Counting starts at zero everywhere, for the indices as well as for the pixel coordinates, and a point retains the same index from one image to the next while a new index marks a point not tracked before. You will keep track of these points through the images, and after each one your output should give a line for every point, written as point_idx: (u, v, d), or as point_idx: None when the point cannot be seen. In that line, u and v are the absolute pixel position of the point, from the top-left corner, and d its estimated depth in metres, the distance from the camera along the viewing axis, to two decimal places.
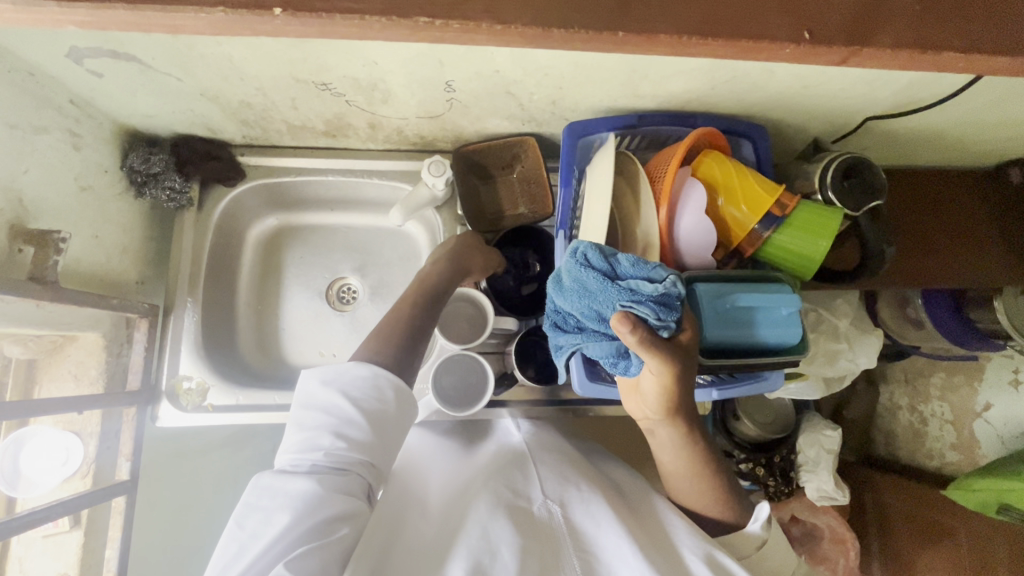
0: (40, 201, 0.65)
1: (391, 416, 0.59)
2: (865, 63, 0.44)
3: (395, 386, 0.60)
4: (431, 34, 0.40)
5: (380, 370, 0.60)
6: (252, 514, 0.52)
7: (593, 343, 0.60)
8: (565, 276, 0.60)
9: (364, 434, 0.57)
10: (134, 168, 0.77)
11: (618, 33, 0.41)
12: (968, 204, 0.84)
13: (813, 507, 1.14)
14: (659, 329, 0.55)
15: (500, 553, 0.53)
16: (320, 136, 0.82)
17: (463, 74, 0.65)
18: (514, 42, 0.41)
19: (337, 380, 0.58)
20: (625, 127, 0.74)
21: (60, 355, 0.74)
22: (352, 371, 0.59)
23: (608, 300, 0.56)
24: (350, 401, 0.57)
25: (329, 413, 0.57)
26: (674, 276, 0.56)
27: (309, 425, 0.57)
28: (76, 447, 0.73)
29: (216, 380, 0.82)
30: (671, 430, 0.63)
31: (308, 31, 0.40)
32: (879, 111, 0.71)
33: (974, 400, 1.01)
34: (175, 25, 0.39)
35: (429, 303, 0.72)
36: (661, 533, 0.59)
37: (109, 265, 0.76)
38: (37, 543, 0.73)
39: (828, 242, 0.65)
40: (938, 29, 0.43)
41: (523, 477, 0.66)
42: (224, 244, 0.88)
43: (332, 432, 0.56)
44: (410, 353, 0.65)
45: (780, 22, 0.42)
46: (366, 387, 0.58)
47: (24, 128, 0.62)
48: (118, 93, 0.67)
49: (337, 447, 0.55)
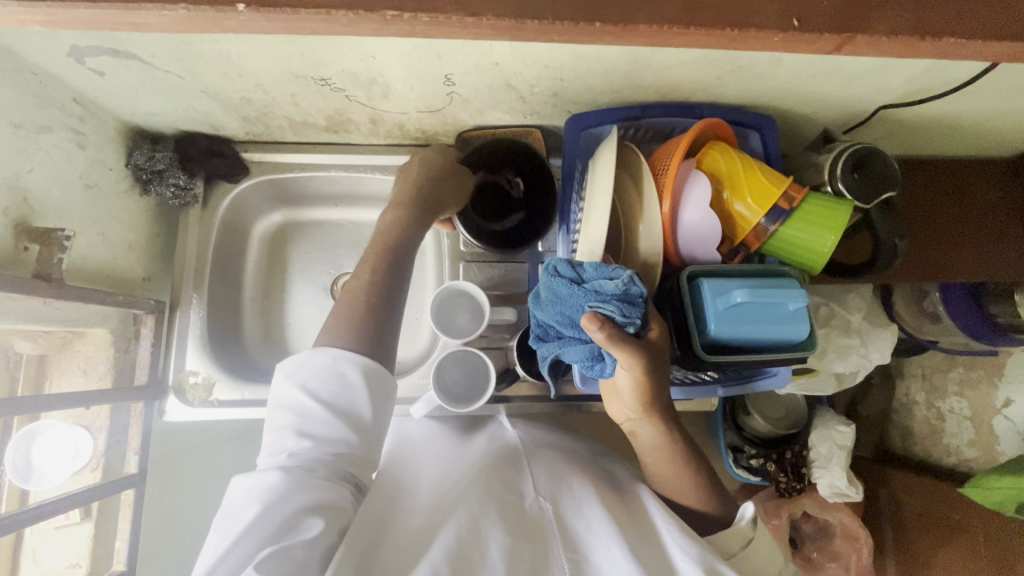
0: (46, 199, 0.65)
1: (357, 402, 0.57)
2: (862, 51, 0.42)
3: (356, 370, 0.57)
4: (402, 27, 0.40)
5: (340, 354, 0.57)
6: (228, 516, 0.54)
7: (570, 347, 0.61)
8: (541, 289, 0.61)
9: (328, 427, 0.56)
10: (139, 165, 0.78)
11: (597, 23, 0.40)
12: (988, 196, 0.81)
13: (824, 503, 1.12)
14: (625, 325, 0.55)
15: (489, 550, 0.53)
16: (322, 132, 0.82)
17: (461, 67, 0.64)
18: (490, 34, 0.40)
19: (296, 374, 0.58)
20: (629, 119, 0.73)
21: (70, 351, 0.75)
22: (309, 363, 0.58)
23: (576, 305, 0.57)
24: (310, 394, 0.56)
25: (293, 408, 0.57)
26: (637, 274, 0.56)
27: (279, 424, 0.58)
28: (86, 440, 0.74)
29: (222, 374, 0.83)
30: (649, 426, 0.63)
31: (274, 26, 0.40)
32: (891, 100, 0.68)
33: (993, 395, 0.98)
34: (141, 23, 0.39)
35: (405, 262, 0.65)
36: (651, 531, 0.58)
37: (116, 262, 0.77)
38: (50, 533, 0.75)
39: (836, 237, 0.63)
40: (942, 15, 0.41)
41: (517, 475, 0.66)
42: (229, 240, 0.89)
43: (295, 430, 0.56)
44: (375, 322, 0.60)
45: (771, 9, 0.40)
46: (323, 375, 0.57)
47: (28, 127, 0.62)
48: (121, 92, 0.68)
49: (303, 446, 0.56)
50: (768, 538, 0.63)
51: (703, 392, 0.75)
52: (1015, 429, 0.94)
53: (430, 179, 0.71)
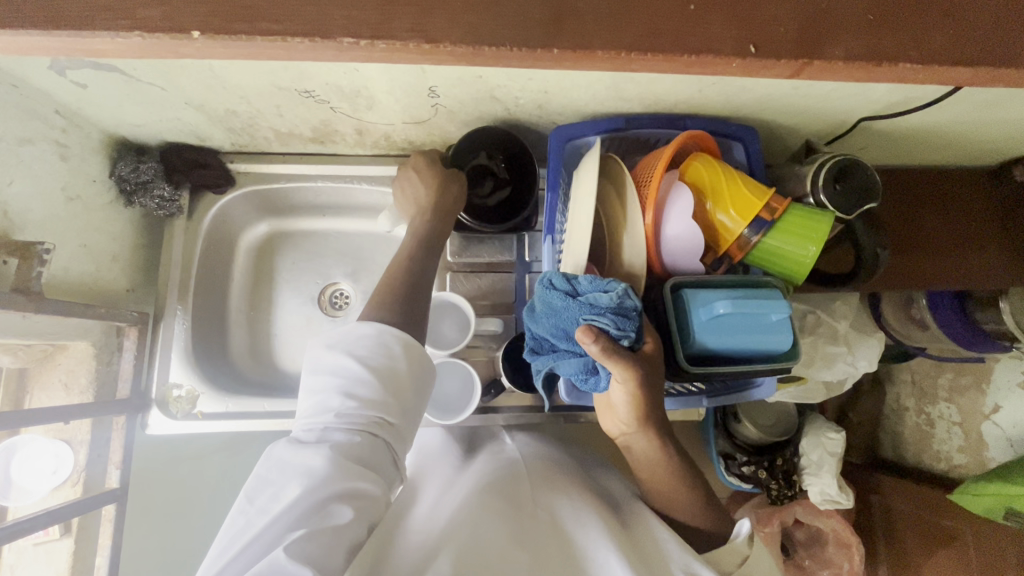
0: (26, 212, 0.65)
1: (402, 373, 0.58)
2: (819, 74, 0.43)
3: (401, 342, 0.59)
4: (359, 54, 0.40)
5: (384, 328, 0.59)
6: (264, 485, 0.52)
7: (564, 361, 0.60)
8: (536, 302, 0.62)
9: (374, 392, 0.56)
10: (123, 177, 0.77)
11: (553, 49, 0.40)
12: (970, 206, 0.82)
13: (816, 511, 1.11)
14: (619, 338, 0.55)
15: (490, 556, 0.53)
16: (308, 142, 0.82)
17: (445, 80, 0.64)
18: (453, 58, 0.41)
19: (342, 343, 0.58)
20: (612, 130, 0.72)
21: (51, 364, 0.74)
22: (355, 334, 0.59)
23: (571, 317, 0.58)
24: (356, 360, 0.57)
25: (337, 374, 0.57)
26: (630, 287, 0.56)
27: (318, 388, 0.57)
28: (66, 454, 0.72)
29: (206, 387, 0.82)
30: (644, 441, 0.62)
31: (230, 53, 0.40)
32: (873, 112, 0.69)
33: (981, 401, 0.99)
34: (98, 50, 0.40)
35: (430, 263, 0.70)
36: (647, 541, 0.59)
37: (100, 274, 0.76)
38: (28, 551, 0.72)
39: (819, 247, 0.63)
40: (894, 38, 0.42)
41: (514, 487, 0.66)
42: (216, 251, 0.88)
43: (342, 391, 0.56)
44: (407, 308, 0.64)
45: (727, 34, 0.41)
46: (370, 344, 0.58)
47: (9, 139, 0.62)
48: (104, 104, 0.68)
49: (348, 407, 0.55)
50: (765, 556, 0.62)
51: (689, 403, 0.75)
52: (1003, 434, 0.95)
53: (442, 189, 0.75)
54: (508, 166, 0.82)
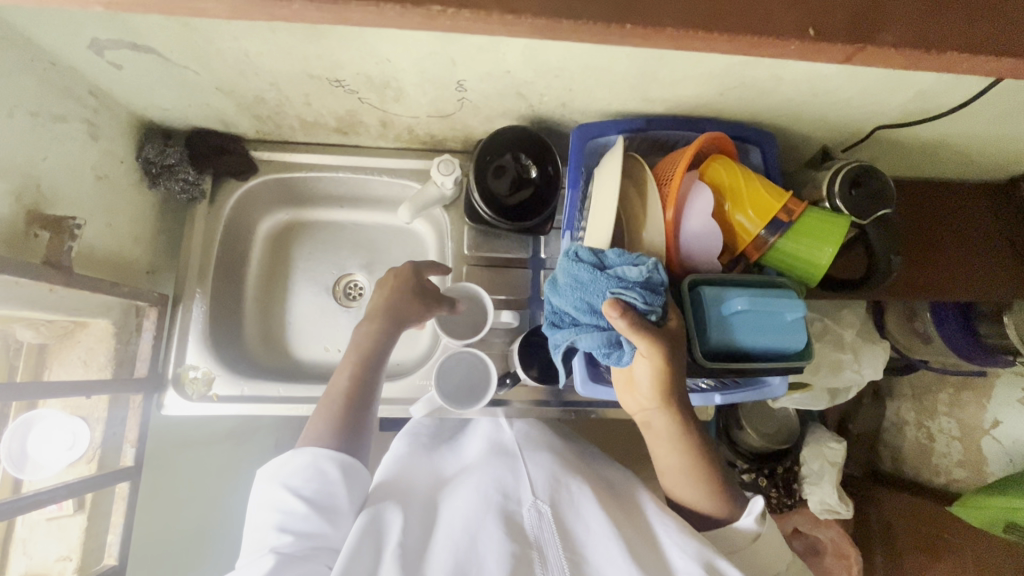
0: (57, 188, 0.65)
1: (338, 497, 0.60)
2: (871, 63, 0.44)
3: (336, 463, 0.61)
4: (442, 23, 0.40)
5: (320, 452, 0.62)
6: None
7: (586, 334, 0.62)
8: (560, 275, 0.63)
9: (311, 520, 0.58)
10: (149, 159, 0.78)
11: (626, 24, 0.40)
12: (980, 218, 0.83)
13: (816, 521, 1.12)
14: (647, 313, 0.58)
15: (486, 564, 0.54)
16: (332, 133, 0.83)
17: (474, 74, 0.66)
18: (525, 32, 0.41)
19: (278, 476, 0.60)
20: (633, 130, 0.74)
21: (70, 342, 0.73)
22: (291, 464, 0.61)
23: (598, 290, 0.60)
24: (292, 493, 0.59)
25: (275, 510, 0.59)
26: (659, 263, 0.59)
27: (259, 530, 0.58)
28: (82, 431, 0.72)
29: (223, 370, 0.83)
30: (665, 418, 0.65)
31: (325, 16, 0.39)
32: (887, 121, 0.71)
33: (981, 416, 1.00)
34: (200, 8, 0.38)
35: (381, 371, 0.72)
36: (650, 534, 0.61)
37: (123, 254, 0.77)
38: (41, 526, 0.71)
39: (835, 249, 0.65)
40: (947, 29, 0.43)
41: (513, 479, 0.66)
42: (234, 237, 0.89)
43: (278, 527, 0.57)
44: (354, 430, 0.66)
45: (788, 16, 0.42)
46: (305, 473, 0.60)
47: (45, 116, 0.63)
48: (137, 86, 0.69)
49: (285, 540, 0.56)
50: (775, 535, 0.66)
51: (699, 399, 0.75)
52: (1004, 450, 0.96)
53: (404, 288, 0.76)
54: (533, 161, 0.79)
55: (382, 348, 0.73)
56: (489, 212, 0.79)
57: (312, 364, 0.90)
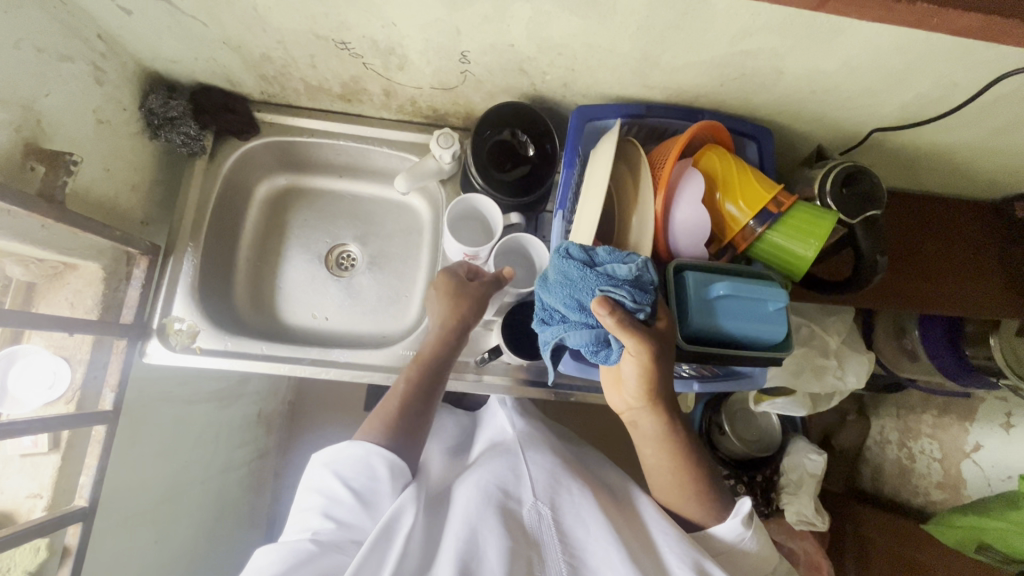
0: (58, 125, 0.66)
1: (381, 496, 0.62)
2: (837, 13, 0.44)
3: (386, 464, 0.62)
4: None
5: (372, 449, 0.62)
6: None
7: (574, 332, 0.61)
8: (550, 272, 0.63)
9: (352, 514, 0.59)
10: (152, 110, 0.79)
11: None
12: (971, 233, 0.84)
13: (787, 529, 1.09)
14: (635, 312, 0.57)
15: (486, 556, 0.56)
16: (335, 99, 0.84)
17: (478, 45, 0.67)
18: None
19: (332, 462, 0.62)
20: (633, 116, 0.75)
21: (59, 283, 0.74)
22: (344, 452, 0.62)
23: (587, 287, 0.59)
24: (342, 481, 0.60)
25: (324, 494, 0.61)
26: (647, 261, 0.59)
27: (306, 505, 0.61)
28: (64, 372, 0.73)
29: (207, 324, 0.83)
30: (652, 418, 0.66)
31: None
32: (886, 123, 0.71)
33: (963, 439, 1.00)
34: None
35: (441, 380, 0.73)
36: (650, 541, 0.63)
37: (119, 200, 0.77)
38: (14, 462, 0.71)
39: (819, 245, 0.65)
40: None
41: (513, 476, 0.69)
42: (231, 197, 0.90)
43: (322, 512, 0.59)
44: (408, 433, 0.67)
45: None
46: (355, 466, 0.61)
47: (50, 53, 0.64)
48: (145, 34, 0.70)
49: (325, 527, 0.58)
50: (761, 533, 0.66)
51: (679, 385, 0.77)
52: (983, 474, 0.96)
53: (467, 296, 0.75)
54: (530, 138, 0.81)
55: (443, 361, 0.73)
56: (480, 182, 0.81)
57: (298, 329, 0.91)
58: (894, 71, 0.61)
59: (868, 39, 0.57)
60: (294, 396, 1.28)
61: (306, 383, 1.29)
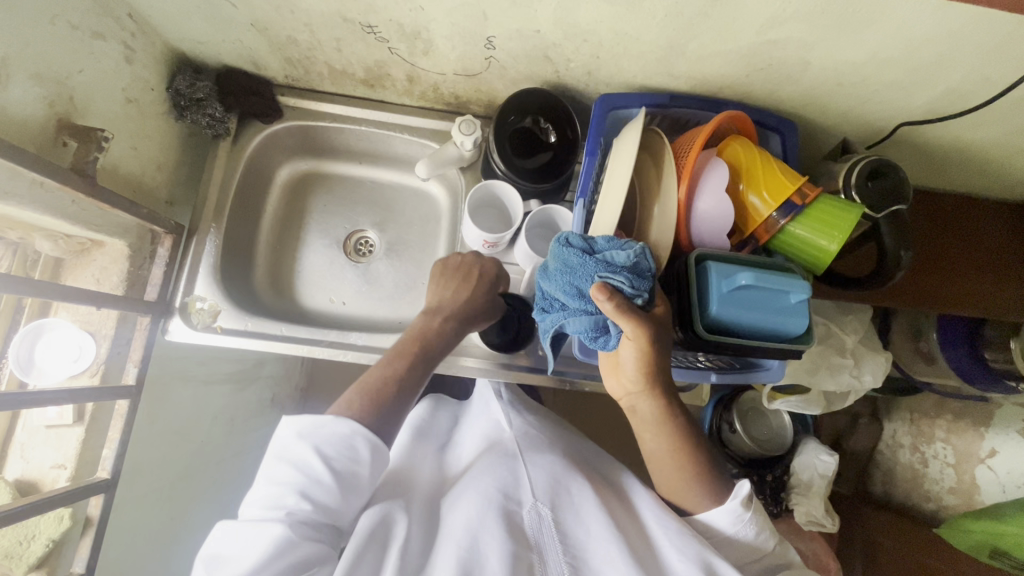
0: (89, 102, 0.67)
1: (360, 478, 0.59)
2: None
3: (368, 446, 0.60)
4: None
5: (357, 429, 0.60)
6: (221, 559, 0.54)
7: (573, 318, 0.61)
8: (550, 261, 0.63)
9: (331, 495, 0.57)
10: (179, 91, 0.80)
11: None
12: (997, 234, 0.82)
13: (797, 529, 1.09)
14: (633, 297, 0.57)
15: (487, 561, 0.55)
16: (358, 85, 0.85)
17: (504, 31, 0.67)
18: None
19: (312, 436, 0.58)
20: (656, 105, 0.74)
21: (87, 258, 0.76)
22: (327, 428, 0.59)
23: (586, 274, 0.59)
24: (322, 459, 0.57)
25: (300, 469, 0.57)
26: (645, 248, 0.59)
27: (278, 478, 0.57)
28: (89, 346, 0.75)
29: (228, 304, 0.84)
30: (649, 402, 0.66)
31: None
32: (913, 118, 0.71)
33: (978, 444, 0.99)
34: None
35: (429, 367, 0.73)
36: (650, 540, 0.63)
37: (145, 179, 0.78)
38: (40, 432, 0.74)
39: (841, 238, 0.64)
40: None
41: (512, 478, 0.68)
42: (253, 180, 0.91)
43: (299, 490, 0.56)
44: (390, 410, 0.65)
45: None
46: (337, 444, 0.58)
47: (83, 31, 0.65)
48: (175, 14, 0.71)
49: (302, 508, 0.56)
50: (761, 513, 0.66)
51: (697, 376, 0.78)
52: (997, 480, 0.95)
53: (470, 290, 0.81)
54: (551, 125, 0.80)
55: (439, 347, 0.75)
56: (501, 168, 0.81)
57: (316, 312, 0.92)
58: (926, 64, 0.60)
59: (901, 30, 0.56)
60: (306, 382, 1.29)
61: (319, 370, 1.30)
